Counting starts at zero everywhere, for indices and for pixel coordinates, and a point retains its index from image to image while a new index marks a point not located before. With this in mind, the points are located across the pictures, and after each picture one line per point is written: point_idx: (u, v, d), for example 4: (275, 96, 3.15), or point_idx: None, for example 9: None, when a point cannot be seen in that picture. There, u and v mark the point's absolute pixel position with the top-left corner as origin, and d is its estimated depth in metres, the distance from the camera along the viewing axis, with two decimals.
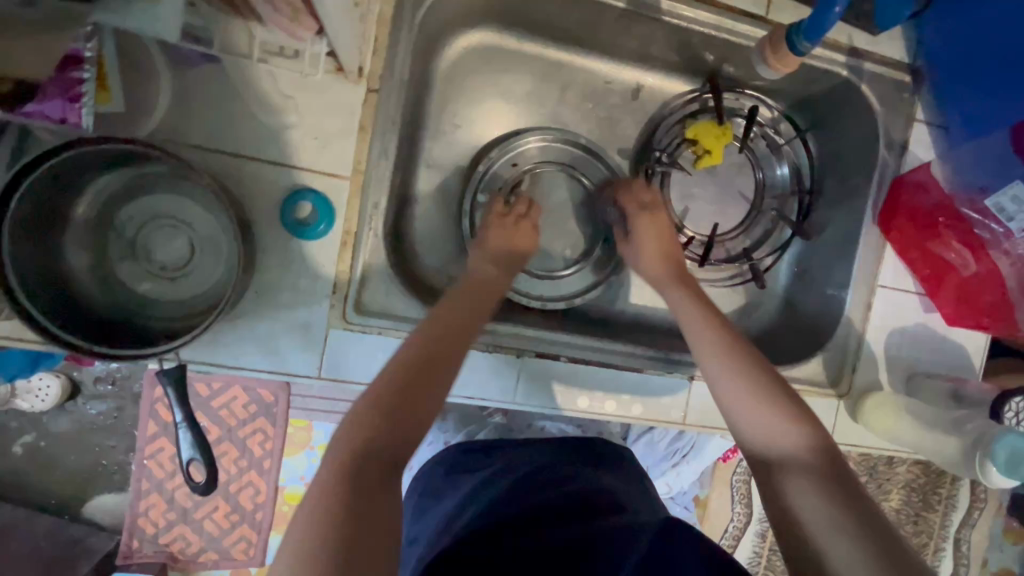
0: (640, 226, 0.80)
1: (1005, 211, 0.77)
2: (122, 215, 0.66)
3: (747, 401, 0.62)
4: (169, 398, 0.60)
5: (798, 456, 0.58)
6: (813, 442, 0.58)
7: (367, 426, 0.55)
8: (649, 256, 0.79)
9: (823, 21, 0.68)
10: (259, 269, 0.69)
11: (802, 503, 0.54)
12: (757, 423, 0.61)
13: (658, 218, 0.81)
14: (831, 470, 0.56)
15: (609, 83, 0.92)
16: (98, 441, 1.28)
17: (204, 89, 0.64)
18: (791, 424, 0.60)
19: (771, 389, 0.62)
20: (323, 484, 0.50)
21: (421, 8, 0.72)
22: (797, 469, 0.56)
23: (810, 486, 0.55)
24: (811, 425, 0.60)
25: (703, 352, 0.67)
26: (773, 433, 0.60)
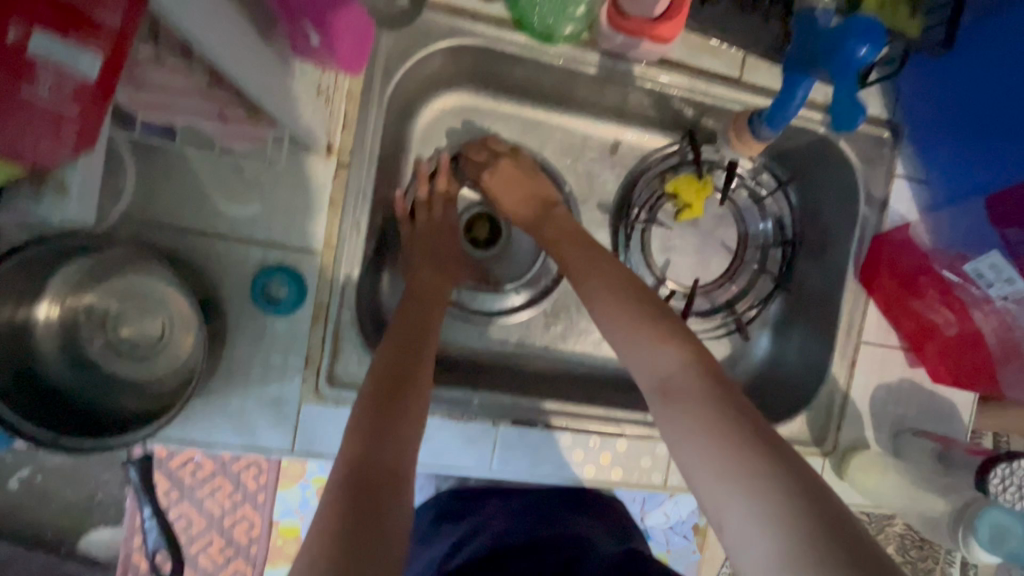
0: (498, 176, 0.80)
1: (983, 278, 0.73)
2: (91, 296, 0.65)
3: (634, 343, 0.58)
4: (134, 485, 0.62)
5: (681, 389, 0.53)
6: (698, 372, 0.53)
7: (355, 442, 0.53)
8: (514, 203, 0.80)
9: (786, 106, 0.70)
10: (230, 345, 0.69)
11: (700, 448, 0.49)
12: (643, 367, 0.57)
13: (499, 170, 0.80)
14: (710, 390, 0.52)
15: (587, 138, 0.91)
16: (93, 476, 1.21)
17: (173, 171, 0.65)
18: (673, 357, 0.55)
19: (650, 325, 0.58)
20: (324, 512, 0.48)
21: (391, 81, 0.72)
22: (682, 404, 0.52)
23: (690, 413, 0.51)
24: (683, 343, 0.56)
25: (585, 288, 0.65)
26: (659, 374, 0.55)
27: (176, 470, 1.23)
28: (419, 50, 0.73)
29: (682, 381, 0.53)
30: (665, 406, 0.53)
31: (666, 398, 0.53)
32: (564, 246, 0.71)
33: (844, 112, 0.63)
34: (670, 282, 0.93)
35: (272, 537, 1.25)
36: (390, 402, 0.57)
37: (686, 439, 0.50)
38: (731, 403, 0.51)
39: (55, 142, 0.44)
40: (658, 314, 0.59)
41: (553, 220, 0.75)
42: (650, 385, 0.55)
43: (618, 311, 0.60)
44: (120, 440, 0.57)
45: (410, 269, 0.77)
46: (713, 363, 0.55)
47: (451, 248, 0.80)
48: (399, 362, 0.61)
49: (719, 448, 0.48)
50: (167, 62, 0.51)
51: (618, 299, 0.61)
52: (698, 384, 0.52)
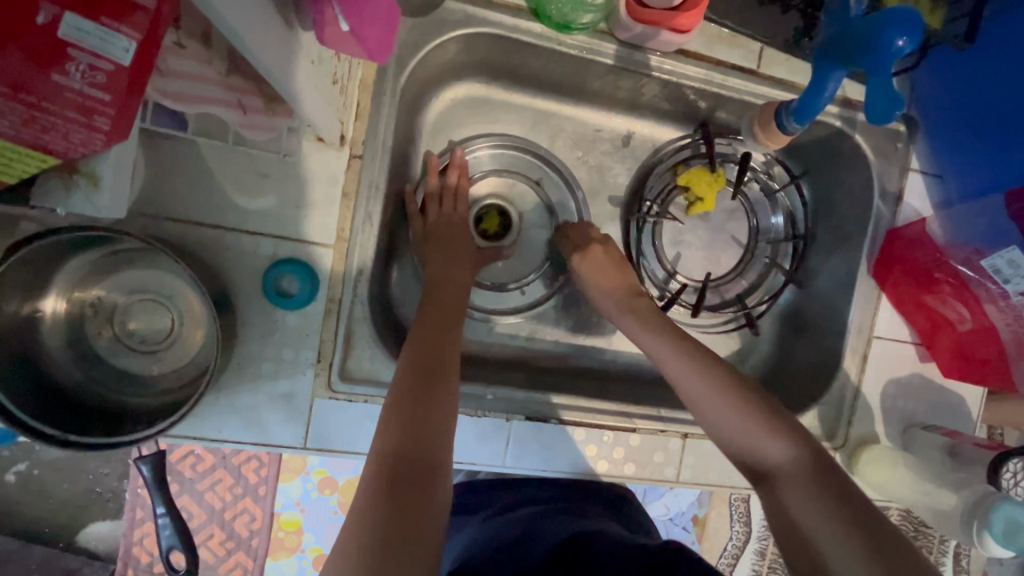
0: (584, 267, 0.79)
1: (1000, 273, 0.73)
2: (98, 290, 0.64)
3: (738, 421, 0.61)
4: (146, 482, 0.62)
5: (791, 477, 0.56)
6: (804, 461, 0.57)
7: (387, 435, 0.54)
8: (601, 290, 0.78)
9: (814, 101, 0.68)
10: (240, 341, 0.67)
11: (811, 533, 0.52)
12: (750, 451, 0.60)
13: (591, 255, 0.79)
14: (818, 478, 0.55)
15: (599, 131, 0.90)
16: (90, 469, 1.19)
17: (181, 162, 0.63)
18: (781, 446, 0.58)
19: (756, 408, 0.61)
20: (362, 505, 0.49)
21: (404, 71, 0.71)
22: (792, 492, 0.55)
23: (802, 501, 0.54)
24: (787, 429, 0.59)
25: (673, 370, 0.66)
26: (767, 459, 0.59)
27: (176, 463, 1.22)
28: (433, 39, 0.71)
29: (794, 472, 0.56)
30: (775, 492, 0.57)
31: (776, 483, 0.57)
32: (641, 328, 0.71)
33: (878, 108, 0.61)
34: (680, 276, 0.92)
35: (273, 529, 1.24)
36: (418, 389, 0.58)
37: (796, 520, 0.54)
38: (842, 493, 0.53)
39: (89, 131, 0.41)
40: (758, 399, 0.62)
41: (644, 303, 0.74)
42: (760, 469, 0.59)
43: (715, 393, 0.63)
44: (133, 437, 0.56)
45: (426, 263, 0.76)
46: (822, 451, 0.58)
47: (465, 240, 0.79)
48: (429, 356, 0.61)
49: (832, 536, 0.51)
50: (187, 47, 0.48)
51: (713, 383, 0.63)
52: (808, 473, 0.56)
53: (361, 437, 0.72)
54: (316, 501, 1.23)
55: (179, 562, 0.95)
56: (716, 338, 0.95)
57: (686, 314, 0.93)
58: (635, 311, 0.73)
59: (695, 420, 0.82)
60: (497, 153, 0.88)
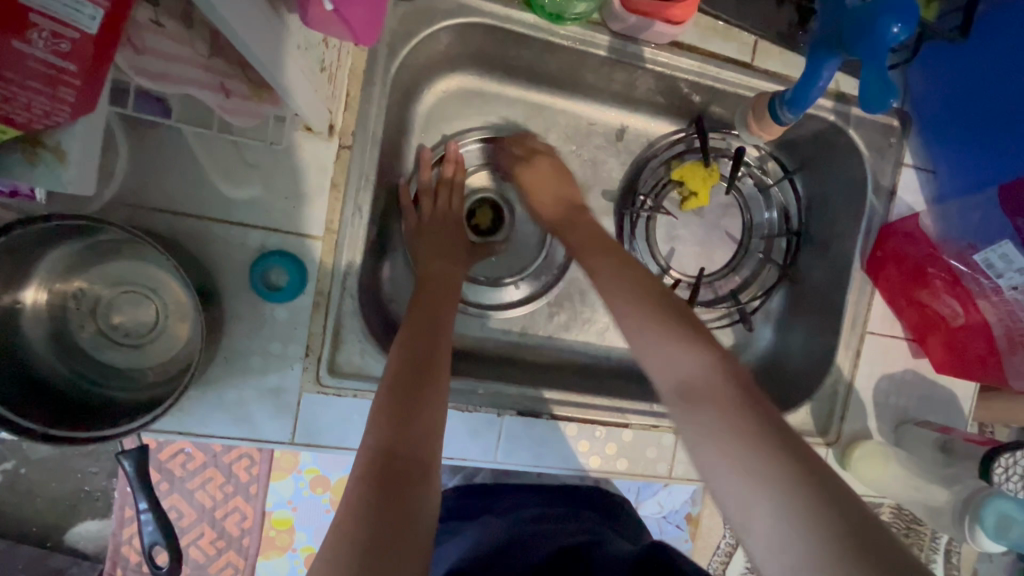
0: (528, 178, 0.80)
1: (993, 267, 0.73)
2: (81, 282, 0.63)
3: (653, 342, 0.56)
4: (129, 477, 0.60)
5: (702, 392, 0.51)
6: (721, 378, 0.52)
7: (379, 432, 0.53)
8: (544, 203, 0.79)
9: (808, 91, 0.68)
10: (227, 334, 0.66)
11: (724, 451, 0.47)
12: (661, 369, 0.55)
13: (537, 167, 0.81)
14: (735, 394, 0.50)
15: (592, 125, 0.89)
16: (78, 468, 1.17)
17: (166, 152, 0.62)
18: (694, 361, 0.53)
19: (669, 326, 0.57)
20: (353, 503, 0.48)
21: (395, 61, 0.70)
22: (703, 408, 0.50)
23: (714, 417, 0.49)
24: (709, 348, 0.54)
25: (609, 292, 0.63)
26: (677, 375, 0.54)
27: (166, 462, 1.20)
28: (424, 29, 0.70)
29: (705, 386, 0.51)
30: (684, 409, 0.52)
31: (686, 400, 0.52)
32: (587, 252, 0.69)
33: (872, 92, 0.59)
34: (674, 271, 0.92)
35: (264, 528, 1.23)
36: (411, 388, 0.57)
37: (708, 439, 0.49)
38: (752, 407, 0.49)
39: (55, 102, 0.41)
40: (684, 320, 0.57)
41: (585, 226, 0.73)
42: (672, 386, 0.54)
43: (641, 314, 0.59)
44: (113, 431, 0.55)
45: (418, 257, 0.76)
46: (740, 370, 0.53)
47: (456, 234, 0.78)
48: (419, 353, 0.61)
49: (747, 456, 0.46)
50: (168, 26, 0.47)
51: (644, 307, 0.59)
52: (720, 387, 0.51)
53: (350, 434, 0.72)
54: (307, 500, 1.22)
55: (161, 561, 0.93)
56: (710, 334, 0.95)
57: None
58: (576, 236, 0.72)
59: None
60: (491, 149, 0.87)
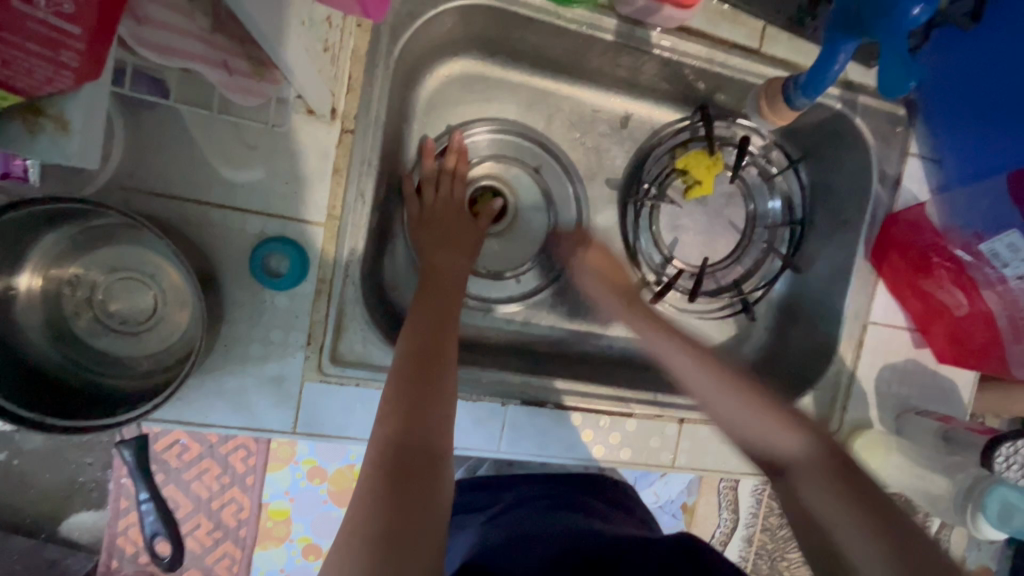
0: (585, 263, 0.80)
1: (999, 257, 0.73)
2: (75, 268, 0.61)
3: (748, 417, 0.59)
4: (128, 467, 0.59)
5: (806, 471, 0.53)
6: (817, 452, 0.54)
7: (388, 424, 0.53)
8: (600, 287, 0.78)
9: (823, 75, 0.67)
10: (227, 322, 0.65)
11: (834, 526, 0.49)
12: (762, 444, 0.58)
13: (591, 256, 0.80)
14: (835, 467, 0.52)
15: (596, 111, 0.88)
16: (73, 459, 1.15)
17: (163, 133, 0.60)
18: (795, 440, 0.56)
19: (764, 403, 0.59)
20: (364, 496, 0.48)
21: (398, 43, 0.68)
22: (807, 483, 0.52)
23: (818, 493, 0.51)
24: (801, 425, 0.57)
25: (685, 371, 0.66)
26: (779, 453, 0.56)
27: (161, 453, 1.18)
28: (428, 10, 0.69)
29: (808, 465, 0.54)
30: (790, 484, 0.54)
31: (791, 476, 0.54)
32: (654, 328, 0.71)
33: (892, 80, 0.62)
34: (677, 261, 0.91)
35: (261, 519, 1.22)
36: (418, 378, 0.56)
37: (816, 510, 0.51)
38: (859, 484, 0.51)
39: (58, 67, 0.40)
40: (770, 397, 0.60)
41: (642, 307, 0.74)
42: (775, 463, 0.56)
43: (726, 392, 0.62)
44: (116, 420, 0.53)
45: (422, 246, 0.74)
46: (835, 443, 0.55)
47: (460, 224, 0.77)
48: (427, 344, 0.60)
49: (855, 529, 0.48)
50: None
51: (728, 387, 0.62)
52: (824, 466, 0.53)
53: (352, 423, 0.71)
54: (305, 490, 1.21)
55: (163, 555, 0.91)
56: (712, 324, 0.94)
57: (682, 299, 0.92)
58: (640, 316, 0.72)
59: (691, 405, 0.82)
60: (492, 137, 0.86)
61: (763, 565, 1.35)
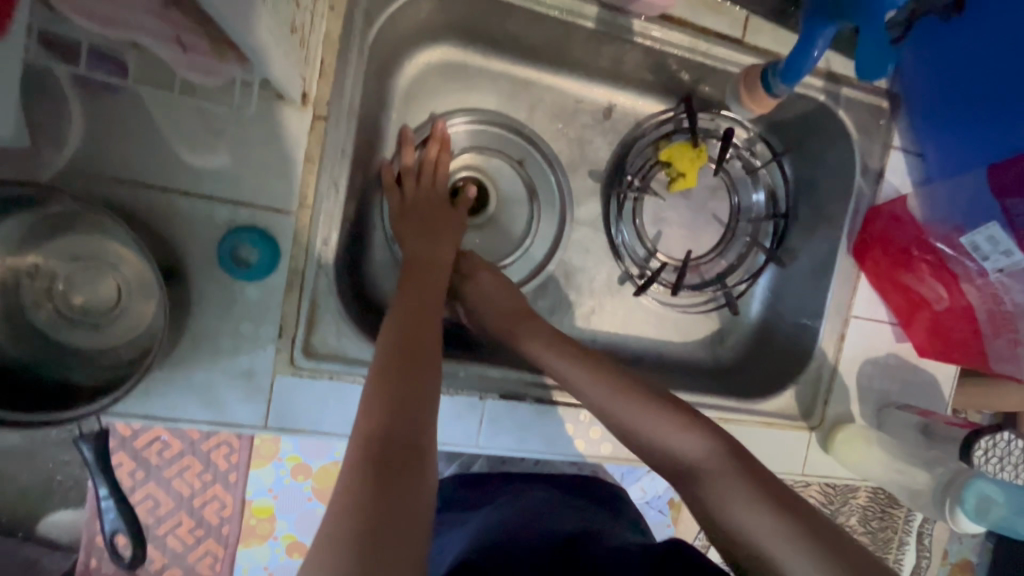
0: (473, 294, 0.76)
1: (979, 250, 0.73)
2: (34, 257, 0.59)
3: (656, 427, 0.61)
4: (88, 464, 0.58)
5: (710, 470, 0.56)
6: (718, 450, 0.58)
7: (374, 417, 0.51)
8: (493, 312, 0.74)
9: (800, 62, 0.66)
10: (194, 314, 0.63)
11: (748, 522, 0.51)
12: (672, 453, 0.60)
13: (483, 284, 0.76)
14: (735, 462, 0.56)
15: (579, 102, 0.87)
16: (50, 458, 1.11)
17: (126, 117, 0.58)
18: (698, 443, 0.59)
19: (666, 410, 0.62)
20: (349, 489, 0.46)
21: (372, 28, 0.66)
22: (715, 482, 0.55)
23: (731, 485, 0.54)
24: (702, 426, 0.60)
25: (591, 390, 0.66)
26: (685, 459, 0.59)
27: (141, 450, 1.16)
28: None
29: (713, 463, 0.57)
30: (700, 489, 0.56)
31: (700, 480, 0.56)
32: (547, 350, 0.70)
33: (869, 65, 0.63)
34: (661, 254, 0.90)
35: (244, 517, 1.20)
36: (403, 373, 0.55)
37: (728, 507, 0.53)
38: (760, 474, 0.55)
39: None
40: (674, 403, 0.63)
41: (536, 327, 0.72)
42: (689, 466, 0.58)
43: (631, 402, 0.64)
44: (71, 414, 0.52)
45: (403, 241, 0.73)
46: (732, 440, 0.59)
47: (441, 217, 0.75)
48: (411, 337, 0.60)
49: (763, 515, 0.50)
50: None
51: (631, 400, 0.64)
52: (723, 462, 0.56)
53: (326, 417, 0.69)
54: (288, 488, 1.19)
55: (124, 549, 0.88)
56: (695, 319, 0.94)
57: (665, 293, 0.92)
58: (532, 346, 0.71)
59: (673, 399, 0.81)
60: (473, 128, 0.84)
61: None
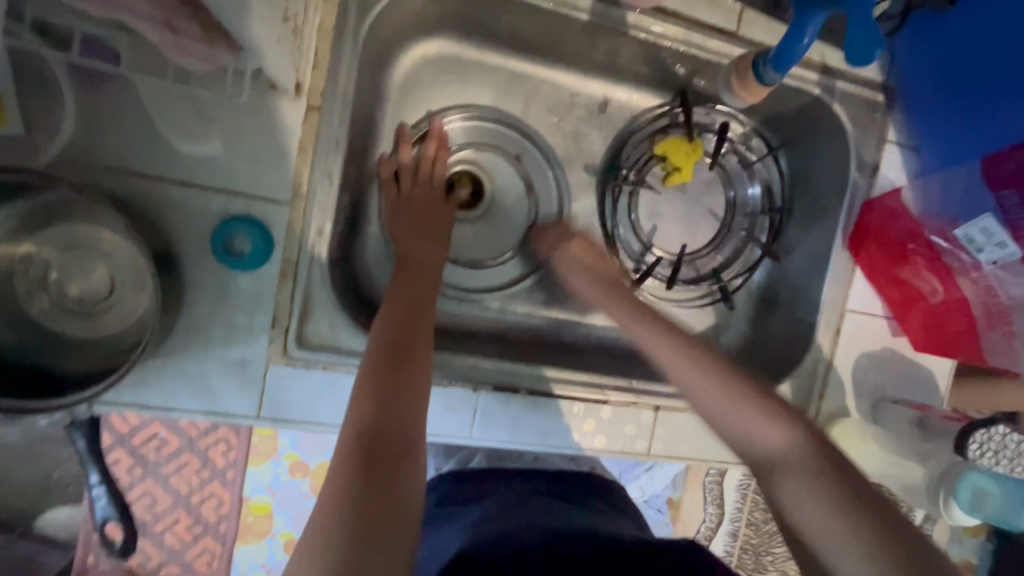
0: (564, 262, 0.79)
1: (973, 242, 0.72)
2: (28, 246, 0.59)
3: (741, 418, 0.60)
4: (80, 451, 0.60)
5: (788, 465, 0.55)
6: (801, 447, 0.56)
7: (363, 408, 0.51)
8: (578, 281, 0.77)
9: (792, 50, 0.67)
10: (187, 304, 0.63)
11: (806, 521, 0.51)
12: (749, 438, 0.59)
13: (573, 251, 0.79)
14: (818, 461, 0.54)
15: (575, 95, 0.87)
16: (48, 454, 1.11)
17: (120, 106, 0.58)
18: (781, 437, 0.57)
19: (753, 400, 0.60)
20: (337, 482, 0.47)
21: (367, 18, 0.66)
22: (791, 478, 0.54)
23: (807, 486, 0.53)
24: (789, 419, 0.58)
25: (675, 366, 0.65)
26: (765, 450, 0.58)
27: (139, 447, 1.15)
28: None
29: (792, 458, 0.55)
30: (773, 482, 0.55)
31: (774, 474, 0.56)
32: (631, 321, 0.70)
33: (860, 45, 0.61)
34: (656, 249, 0.90)
35: (242, 514, 1.20)
36: (395, 366, 0.55)
37: (795, 505, 0.52)
38: (846, 474, 0.53)
39: None
40: (762, 389, 0.61)
41: (627, 297, 0.73)
42: (765, 458, 0.57)
43: (714, 383, 0.62)
44: (65, 400, 0.53)
45: (396, 233, 0.73)
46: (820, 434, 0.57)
47: (437, 209, 0.76)
48: (403, 327, 0.59)
49: (840, 522, 0.50)
50: None
51: (718, 380, 0.62)
52: (807, 457, 0.55)
53: (320, 408, 0.69)
54: (286, 485, 1.19)
55: (115, 538, 0.89)
56: (691, 313, 0.93)
57: (660, 287, 0.91)
58: (621, 314, 0.71)
59: (668, 392, 0.81)
60: (469, 122, 0.84)
61: (748, 560, 1.34)
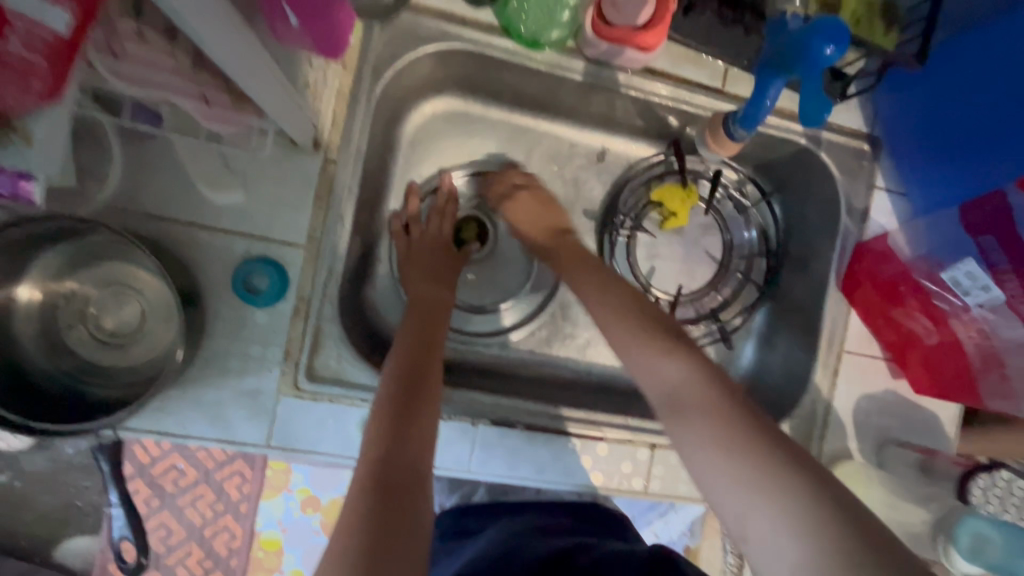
0: (518, 207, 0.82)
1: (960, 286, 0.74)
2: (72, 283, 0.66)
3: (639, 353, 0.59)
4: (104, 473, 0.66)
5: (683, 399, 0.54)
6: (697, 381, 0.54)
7: (379, 443, 0.55)
8: (532, 227, 0.81)
9: (756, 111, 0.73)
10: (208, 336, 0.69)
11: (708, 468, 0.49)
12: (647, 378, 0.58)
13: (521, 204, 0.82)
14: (711, 390, 0.53)
15: (574, 146, 0.93)
16: (72, 483, 1.15)
17: (159, 161, 0.66)
18: (673, 367, 0.56)
19: (653, 338, 0.60)
20: (354, 513, 0.49)
21: (380, 81, 0.74)
22: (680, 414, 0.53)
23: (695, 421, 0.52)
24: (687, 355, 0.57)
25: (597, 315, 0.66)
26: (662, 384, 0.57)
27: (157, 478, 1.19)
28: (408, 53, 0.75)
29: (685, 385, 0.55)
30: (670, 423, 0.54)
31: (670, 412, 0.54)
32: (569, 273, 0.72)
33: (811, 109, 0.68)
34: (655, 290, 0.92)
35: (254, 549, 1.22)
36: (405, 402, 0.59)
37: (693, 450, 0.51)
38: (736, 398, 0.52)
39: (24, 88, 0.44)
40: (661, 327, 0.61)
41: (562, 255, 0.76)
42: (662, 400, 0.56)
43: (621, 329, 0.62)
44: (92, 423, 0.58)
45: (405, 279, 0.78)
46: (714, 366, 0.56)
47: (443, 256, 0.80)
48: (412, 366, 0.63)
49: (733, 454, 0.48)
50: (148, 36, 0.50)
51: (628, 327, 0.62)
52: (701, 390, 0.53)
53: (324, 439, 0.73)
54: (297, 521, 1.21)
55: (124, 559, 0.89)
56: None
57: None
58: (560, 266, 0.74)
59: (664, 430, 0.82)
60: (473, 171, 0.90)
61: None
